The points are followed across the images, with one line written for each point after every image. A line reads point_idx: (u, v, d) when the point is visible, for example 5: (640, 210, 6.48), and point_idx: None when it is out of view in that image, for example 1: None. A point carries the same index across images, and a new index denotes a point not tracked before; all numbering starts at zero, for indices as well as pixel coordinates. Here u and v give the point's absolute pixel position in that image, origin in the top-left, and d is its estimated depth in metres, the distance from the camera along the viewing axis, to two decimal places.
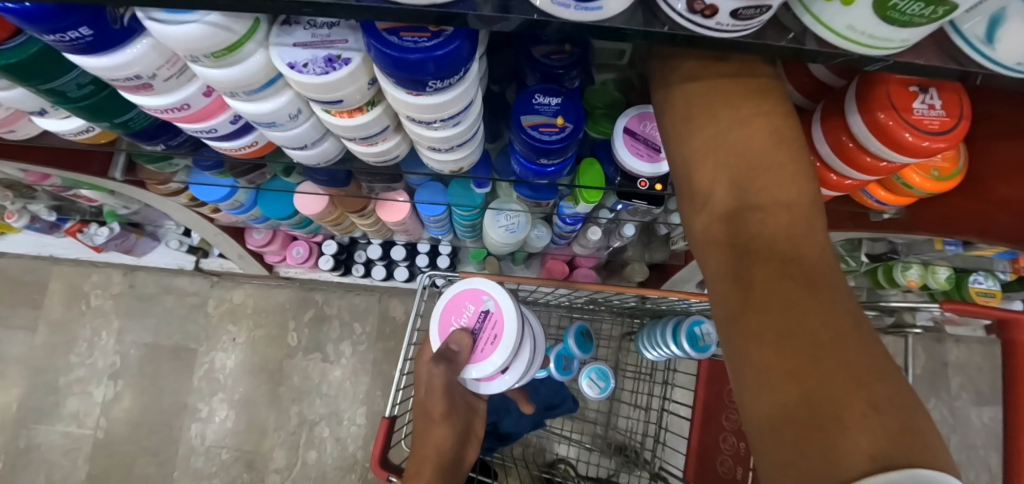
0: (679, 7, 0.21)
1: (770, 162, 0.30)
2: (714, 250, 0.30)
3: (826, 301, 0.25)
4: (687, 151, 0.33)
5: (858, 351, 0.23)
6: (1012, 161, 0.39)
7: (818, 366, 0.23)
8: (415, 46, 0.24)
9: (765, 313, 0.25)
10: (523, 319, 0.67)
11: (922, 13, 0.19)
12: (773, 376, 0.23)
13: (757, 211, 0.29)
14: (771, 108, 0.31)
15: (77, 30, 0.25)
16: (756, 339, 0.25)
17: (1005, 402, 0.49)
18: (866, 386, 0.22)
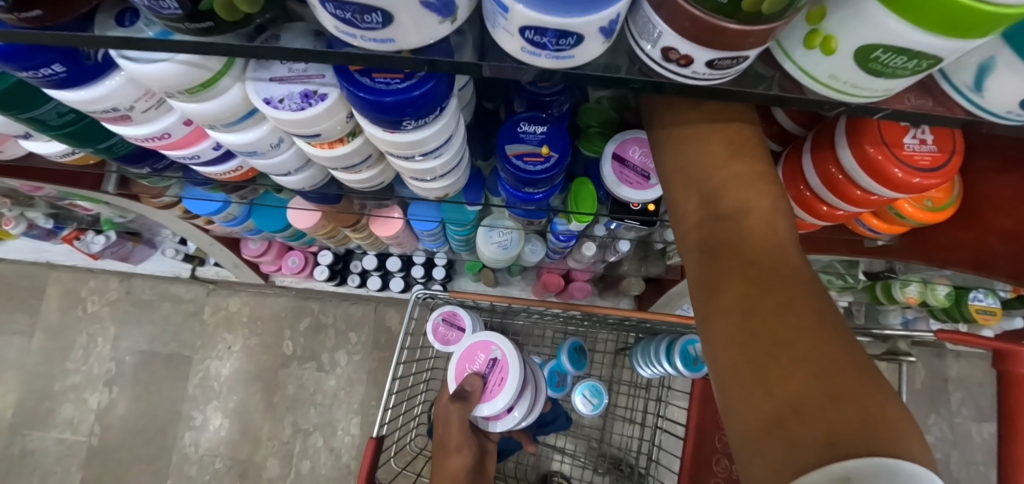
0: (656, 55, 0.20)
1: (739, 174, 0.30)
2: (690, 260, 0.30)
3: (790, 299, 0.24)
4: (664, 172, 0.34)
5: (820, 342, 0.22)
6: (1009, 193, 0.38)
7: (776, 356, 0.22)
8: (388, 88, 0.24)
9: (728, 312, 0.25)
10: (527, 365, 0.70)
11: (905, 66, 0.18)
12: (737, 375, 0.23)
13: (726, 218, 0.29)
14: (735, 123, 0.32)
15: (49, 67, 0.25)
16: (723, 341, 0.24)
17: (1002, 433, 0.48)
18: (828, 375, 0.21)
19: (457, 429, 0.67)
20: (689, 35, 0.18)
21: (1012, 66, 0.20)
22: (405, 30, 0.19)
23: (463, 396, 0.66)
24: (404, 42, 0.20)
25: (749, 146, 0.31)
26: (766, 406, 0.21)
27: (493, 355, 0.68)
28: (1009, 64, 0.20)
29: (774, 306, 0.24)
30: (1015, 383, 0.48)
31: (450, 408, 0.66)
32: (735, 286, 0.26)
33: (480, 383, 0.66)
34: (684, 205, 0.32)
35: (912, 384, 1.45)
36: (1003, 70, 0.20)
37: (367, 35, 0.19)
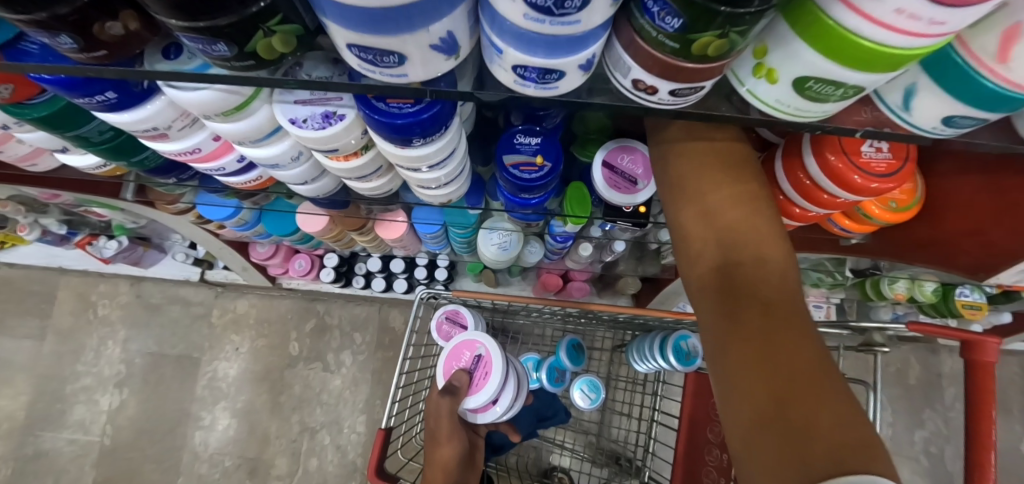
0: (627, 84, 0.23)
1: (744, 217, 0.35)
2: (705, 295, 0.34)
3: (796, 335, 0.29)
4: (680, 215, 0.38)
5: (826, 382, 0.27)
6: (967, 194, 0.42)
7: (790, 390, 0.27)
8: (400, 111, 0.27)
9: (747, 347, 0.29)
10: (511, 360, 0.73)
11: (834, 93, 0.22)
12: (751, 395, 0.27)
13: (736, 256, 0.34)
14: (745, 180, 0.36)
15: (103, 94, 0.28)
16: (739, 367, 0.29)
17: (970, 419, 0.51)
18: (832, 409, 0.26)
19: (447, 422, 0.70)
20: (653, 71, 0.21)
21: (930, 90, 0.23)
22: (416, 68, 0.22)
23: (453, 390, 0.70)
24: (414, 76, 0.23)
25: (759, 202, 0.36)
26: (781, 431, 0.25)
27: (478, 351, 0.72)
28: (928, 87, 0.23)
29: (783, 341, 0.29)
30: (981, 372, 0.51)
31: (439, 402, 0.70)
32: (748, 318, 0.30)
33: (467, 378, 0.70)
34: (700, 248, 0.36)
35: (905, 378, 1.48)
36: (923, 93, 0.24)
37: (383, 71, 0.23)
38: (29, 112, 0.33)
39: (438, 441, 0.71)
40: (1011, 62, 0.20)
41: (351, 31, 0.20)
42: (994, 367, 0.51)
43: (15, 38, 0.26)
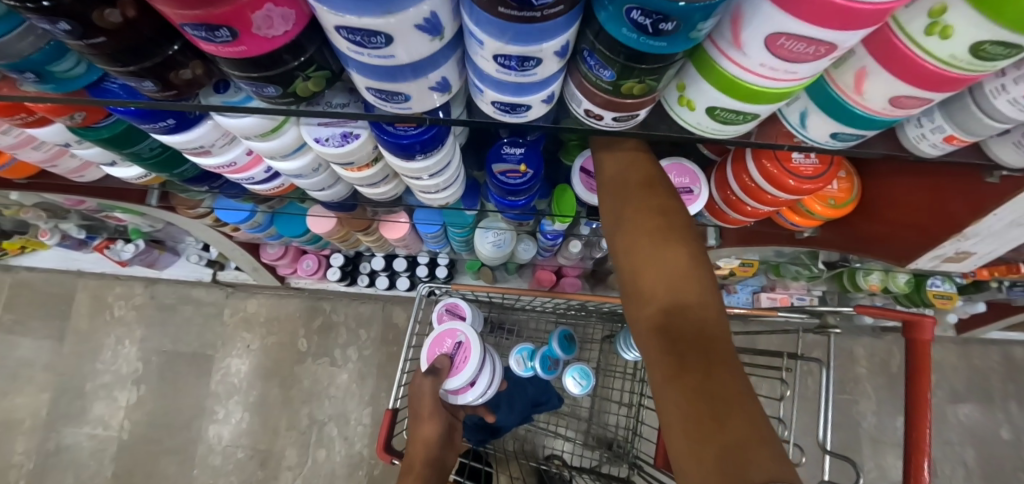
0: (581, 111, 0.30)
1: (674, 252, 0.39)
2: (652, 338, 0.36)
3: (715, 362, 0.33)
4: (630, 262, 0.41)
5: (756, 421, 0.29)
6: (893, 192, 0.48)
7: (727, 432, 0.29)
8: (406, 133, 0.34)
9: (690, 388, 0.32)
10: (488, 348, 0.81)
11: (737, 119, 0.29)
12: (693, 437, 0.30)
13: (665, 293, 0.38)
14: (686, 232, 0.40)
15: (165, 121, 0.35)
16: (668, 398, 0.32)
17: (911, 390, 0.58)
18: (761, 448, 0.28)
19: (428, 402, 0.76)
20: (598, 103, 0.28)
21: (817, 113, 0.30)
22: (417, 103, 0.29)
23: (433, 368, 0.77)
24: (417, 108, 0.30)
25: (698, 250, 0.39)
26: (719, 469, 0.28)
27: (458, 339, 0.78)
28: (815, 111, 0.30)
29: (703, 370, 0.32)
30: (921, 348, 0.58)
31: (422, 381, 0.76)
32: (675, 350, 0.34)
33: (447, 363, 0.77)
34: (648, 293, 0.39)
35: (890, 368, 1.53)
36: (813, 115, 0.30)
37: (392, 105, 0.29)
38: (96, 134, 0.40)
39: (421, 418, 0.77)
40: (863, 96, 0.27)
41: (369, 79, 0.26)
42: (931, 344, 0.58)
43: (99, 78, 0.33)
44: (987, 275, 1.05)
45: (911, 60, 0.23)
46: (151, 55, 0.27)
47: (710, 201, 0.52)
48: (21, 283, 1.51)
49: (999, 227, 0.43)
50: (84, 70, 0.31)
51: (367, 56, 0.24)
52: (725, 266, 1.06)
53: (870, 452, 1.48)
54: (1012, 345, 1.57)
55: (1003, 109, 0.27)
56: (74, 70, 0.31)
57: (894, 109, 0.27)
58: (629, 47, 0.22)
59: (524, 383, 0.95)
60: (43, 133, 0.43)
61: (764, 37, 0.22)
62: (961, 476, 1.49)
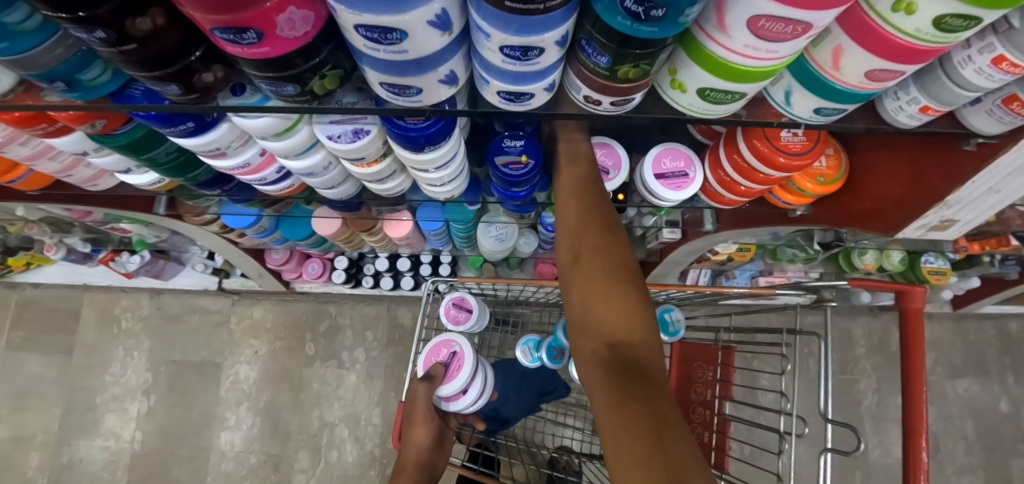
0: (580, 97, 0.32)
1: (626, 298, 0.47)
2: (597, 365, 0.44)
3: (655, 392, 0.40)
4: (583, 297, 0.49)
5: (677, 427, 0.37)
6: (880, 167, 0.50)
7: (652, 434, 0.36)
8: (415, 127, 0.37)
9: (626, 402, 0.39)
10: (481, 359, 0.82)
11: (725, 98, 0.31)
12: (625, 437, 0.37)
13: (615, 333, 0.45)
14: (632, 277, 0.48)
15: (185, 124, 0.37)
16: (615, 422, 0.39)
17: (905, 358, 0.60)
18: (676, 446, 0.36)
19: (423, 404, 0.80)
20: (596, 89, 0.30)
21: (800, 91, 0.32)
22: (427, 96, 0.31)
23: (429, 376, 0.80)
24: (426, 101, 0.32)
25: (642, 294, 0.48)
26: (645, 460, 0.35)
27: (453, 348, 0.80)
28: (799, 89, 0.32)
29: (645, 398, 0.39)
30: (913, 317, 0.60)
31: (417, 387, 0.80)
32: (622, 382, 0.41)
33: (442, 371, 0.79)
34: (598, 327, 0.47)
35: (888, 346, 1.56)
36: (796, 93, 0.32)
37: (403, 98, 0.31)
38: (116, 141, 0.42)
39: (413, 424, 0.82)
40: (841, 72, 0.29)
41: (383, 74, 0.28)
42: (923, 312, 0.61)
43: (124, 85, 0.35)
44: (978, 249, 1.08)
45: (882, 36, 0.25)
46: (177, 60, 0.29)
47: (705, 183, 0.55)
48: (27, 300, 1.52)
49: (979, 194, 0.46)
50: (110, 77, 0.33)
51: (383, 53, 0.26)
52: (723, 251, 1.08)
53: (873, 430, 1.50)
54: (1008, 319, 1.60)
55: (970, 78, 0.29)
56: (99, 79, 0.33)
57: (870, 82, 0.29)
58: (623, 34, 0.24)
59: (531, 374, 0.97)
60: (62, 142, 0.45)
61: (746, 20, 0.24)
62: (963, 449, 1.52)
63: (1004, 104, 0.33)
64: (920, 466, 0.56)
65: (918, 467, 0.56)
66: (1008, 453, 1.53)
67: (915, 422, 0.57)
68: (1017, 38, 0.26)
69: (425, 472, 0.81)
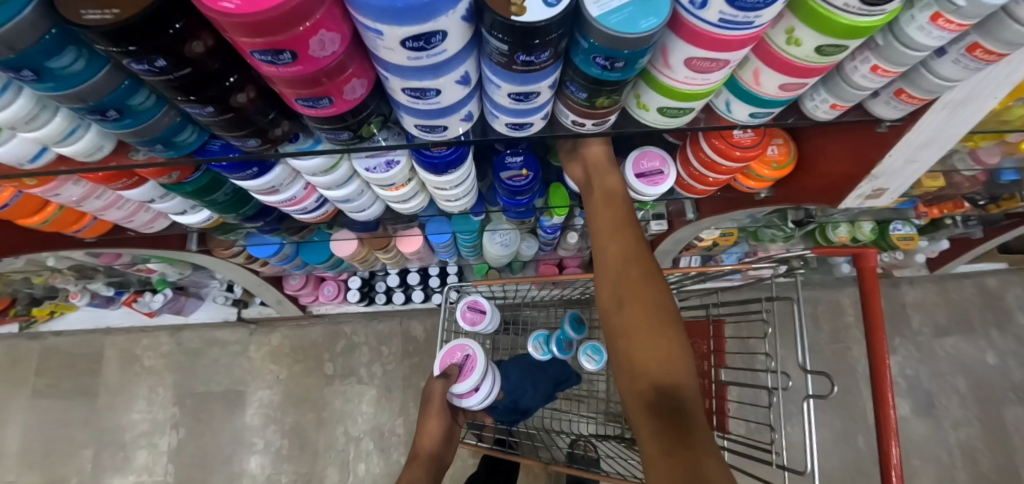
0: (569, 121, 0.41)
1: (648, 298, 0.56)
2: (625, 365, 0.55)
3: (675, 392, 0.50)
4: (610, 299, 0.58)
5: (695, 424, 0.48)
6: (822, 151, 0.60)
7: (674, 430, 0.47)
8: (439, 155, 0.45)
9: (651, 404, 0.50)
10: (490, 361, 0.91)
11: (680, 112, 0.40)
12: (653, 433, 0.48)
13: (660, 377, 0.52)
14: (653, 278, 0.57)
15: (251, 169, 0.46)
16: (644, 418, 0.50)
17: (866, 308, 0.69)
18: (693, 441, 0.46)
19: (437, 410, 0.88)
20: (579, 115, 0.39)
21: (737, 102, 0.41)
22: (450, 131, 0.40)
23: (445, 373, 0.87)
24: (450, 134, 0.41)
25: (663, 292, 0.56)
26: (669, 452, 0.46)
27: (467, 352, 0.88)
28: (736, 100, 0.41)
29: (667, 398, 0.50)
30: (868, 274, 0.70)
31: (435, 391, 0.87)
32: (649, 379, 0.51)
33: (457, 370, 0.86)
34: (624, 326, 0.56)
35: None
36: (735, 103, 0.42)
37: (432, 135, 0.40)
38: (185, 188, 0.50)
39: (429, 416, 0.89)
40: (762, 86, 0.38)
41: (417, 118, 0.37)
42: (878, 268, 0.70)
43: (205, 142, 0.43)
44: (937, 213, 1.19)
45: (783, 60, 0.35)
46: (255, 121, 0.38)
47: (678, 178, 0.64)
48: (50, 349, 1.58)
49: (898, 165, 0.55)
50: (196, 137, 0.42)
51: (421, 104, 0.35)
52: (708, 238, 1.18)
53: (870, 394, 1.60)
54: (984, 276, 1.71)
55: (860, 82, 0.39)
56: (190, 139, 0.42)
57: (785, 92, 0.38)
58: (589, 77, 0.34)
59: (544, 365, 1.05)
60: (135, 193, 0.53)
61: (680, 61, 0.33)
62: (956, 404, 1.61)
63: (894, 96, 0.44)
64: (887, 400, 0.64)
65: (886, 399, 0.65)
66: (998, 402, 1.62)
67: (879, 360, 0.66)
68: (885, 53, 0.36)
69: (436, 462, 0.88)
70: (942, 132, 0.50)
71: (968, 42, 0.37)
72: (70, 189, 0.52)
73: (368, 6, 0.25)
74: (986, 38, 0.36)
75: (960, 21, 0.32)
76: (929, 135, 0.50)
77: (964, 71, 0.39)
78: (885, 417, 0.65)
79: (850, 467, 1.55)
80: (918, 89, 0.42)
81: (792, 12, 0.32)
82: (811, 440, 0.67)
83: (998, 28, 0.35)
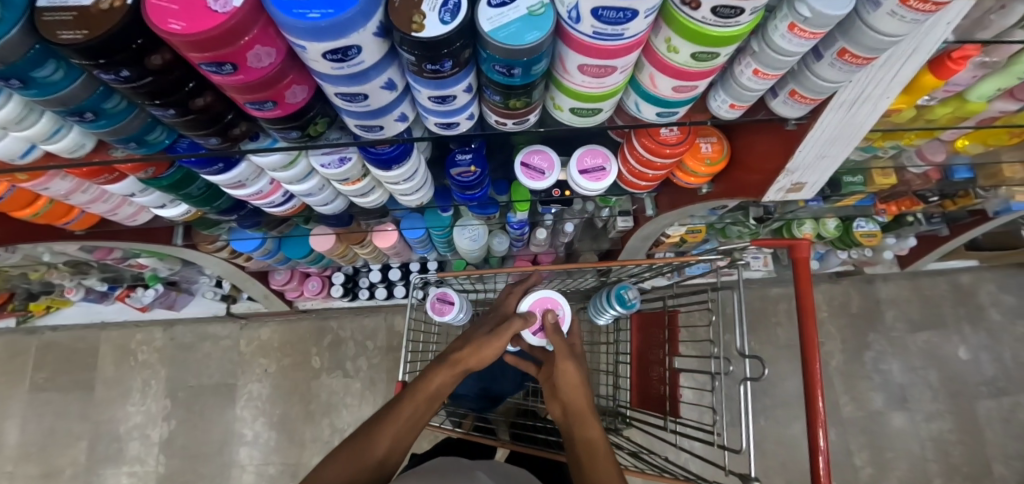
0: (494, 120, 0.47)
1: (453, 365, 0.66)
2: (560, 389, 0.70)
3: (578, 406, 0.67)
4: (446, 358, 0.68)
5: (591, 430, 0.63)
6: (750, 149, 0.66)
7: (580, 443, 0.62)
8: (382, 151, 0.50)
9: (562, 404, 0.69)
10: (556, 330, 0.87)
11: (589, 112, 0.45)
12: (574, 438, 0.63)
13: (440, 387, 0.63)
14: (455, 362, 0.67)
15: (217, 165, 0.52)
16: (563, 408, 0.68)
17: (798, 294, 0.75)
18: (591, 444, 0.61)
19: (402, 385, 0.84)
20: (501, 116, 0.45)
21: (642, 103, 0.47)
22: (388, 130, 0.45)
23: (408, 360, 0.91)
24: (388, 132, 0.46)
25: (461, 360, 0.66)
26: (574, 439, 0.63)
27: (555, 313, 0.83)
28: (641, 101, 0.47)
29: (575, 408, 0.67)
30: (802, 264, 0.75)
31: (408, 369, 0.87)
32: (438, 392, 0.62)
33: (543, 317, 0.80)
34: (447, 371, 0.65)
35: (849, 308, 1.73)
36: (640, 104, 0.47)
37: (371, 133, 0.46)
38: (161, 182, 0.56)
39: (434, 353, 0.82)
40: (659, 88, 0.43)
41: (356, 119, 0.43)
42: (810, 258, 0.76)
43: (174, 140, 0.49)
44: (897, 210, 1.24)
45: (668, 66, 0.40)
46: (217, 122, 0.43)
47: (623, 174, 0.70)
48: (47, 343, 1.63)
49: (812, 160, 0.61)
50: (166, 136, 0.48)
51: (355, 107, 0.40)
52: (675, 234, 1.23)
53: (843, 387, 1.65)
54: (957, 273, 1.76)
55: (748, 84, 0.45)
56: (159, 137, 0.47)
57: (678, 93, 0.43)
58: (498, 83, 0.39)
59: None
60: (117, 188, 0.58)
61: (576, 69, 0.39)
62: (930, 397, 1.65)
63: (790, 96, 0.50)
64: (815, 378, 0.69)
65: (814, 377, 0.70)
66: (971, 396, 1.65)
67: (808, 341, 0.71)
68: (761, 58, 0.41)
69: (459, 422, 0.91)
70: (845, 130, 0.56)
71: (838, 48, 0.42)
72: (58, 183, 0.57)
73: (291, 26, 0.30)
74: (850, 44, 0.41)
75: (812, 30, 0.37)
76: (833, 131, 0.56)
77: (840, 74, 0.45)
78: (813, 392, 0.70)
79: None
80: (806, 90, 0.48)
81: (666, 25, 0.37)
82: (747, 415, 0.73)
83: (857, 34, 0.40)
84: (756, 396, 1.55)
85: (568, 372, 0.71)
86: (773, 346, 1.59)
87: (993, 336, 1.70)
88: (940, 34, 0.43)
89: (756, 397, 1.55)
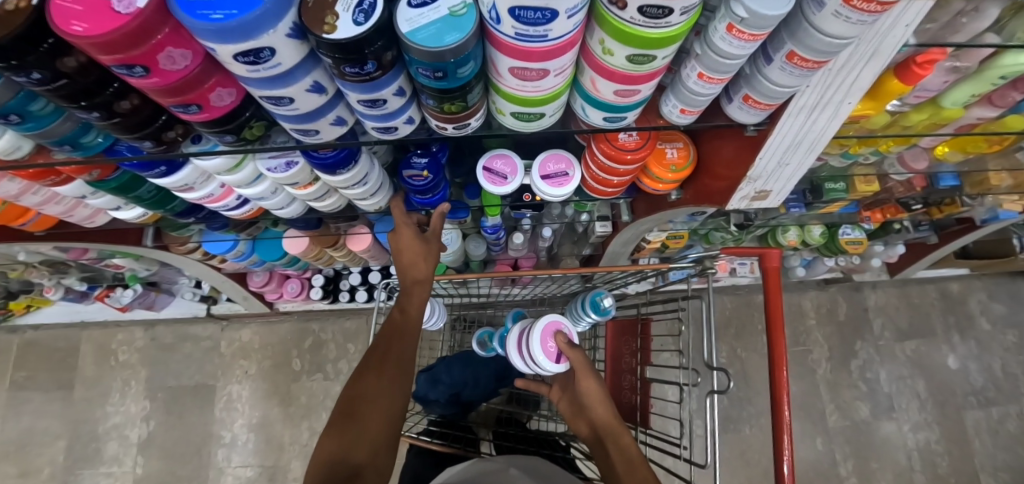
0: (436, 125, 0.46)
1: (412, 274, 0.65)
2: (585, 406, 0.70)
3: (605, 419, 0.67)
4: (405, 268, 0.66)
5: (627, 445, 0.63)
6: (715, 156, 0.65)
7: (620, 459, 0.62)
8: (325, 155, 0.50)
9: (590, 424, 0.69)
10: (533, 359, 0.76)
11: (531, 116, 0.45)
12: (614, 457, 0.63)
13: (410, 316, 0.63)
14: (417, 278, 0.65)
15: (159, 168, 0.50)
16: (590, 427, 0.69)
17: (768, 302, 0.74)
18: (632, 460, 0.61)
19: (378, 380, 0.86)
20: (441, 120, 0.44)
21: (588, 108, 0.46)
22: (327, 133, 0.45)
23: None
24: (328, 136, 0.46)
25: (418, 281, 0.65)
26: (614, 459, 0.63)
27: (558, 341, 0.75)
28: (586, 106, 0.46)
29: (605, 421, 0.67)
30: (773, 274, 0.74)
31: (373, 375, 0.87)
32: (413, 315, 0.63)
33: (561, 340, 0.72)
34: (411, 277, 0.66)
35: (837, 316, 1.71)
36: (586, 108, 0.46)
37: (310, 137, 0.45)
38: (108, 185, 0.55)
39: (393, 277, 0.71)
40: (601, 92, 0.42)
41: (291, 123, 0.41)
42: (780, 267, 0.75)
43: (111, 143, 0.48)
44: (880, 217, 1.23)
45: (606, 70, 0.39)
46: (149, 125, 0.42)
47: (589, 180, 0.69)
48: (28, 342, 1.62)
49: (774, 168, 0.61)
50: (102, 138, 0.47)
51: (285, 111, 0.39)
52: (655, 240, 1.21)
53: (830, 396, 1.63)
54: (947, 281, 1.74)
55: (694, 88, 0.44)
56: (94, 140, 0.46)
57: (621, 98, 0.42)
58: (430, 87, 0.38)
59: (487, 361, 1.08)
60: (65, 190, 0.57)
61: (510, 72, 0.38)
62: (917, 407, 1.63)
63: (744, 102, 0.49)
64: (782, 387, 0.68)
65: (780, 386, 0.68)
66: (959, 406, 1.63)
67: (776, 350, 0.70)
68: (704, 61, 0.41)
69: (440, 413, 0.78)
70: (807, 136, 0.55)
71: (786, 51, 0.41)
72: (5, 185, 0.56)
73: (195, 28, 0.29)
74: (798, 47, 0.40)
75: (750, 31, 0.36)
76: (794, 138, 0.55)
77: (792, 78, 0.43)
78: (778, 403, 0.68)
79: (808, 468, 1.57)
80: (759, 95, 0.47)
81: (599, 27, 0.36)
82: (713, 427, 0.71)
83: (804, 37, 0.39)
84: (739, 404, 1.53)
85: (591, 387, 0.69)
86: (759, 353, 1.57)
87: (982, 345, 1.69)
88: (898, 37, 0.41)
89: (740, 405, 1.53)
